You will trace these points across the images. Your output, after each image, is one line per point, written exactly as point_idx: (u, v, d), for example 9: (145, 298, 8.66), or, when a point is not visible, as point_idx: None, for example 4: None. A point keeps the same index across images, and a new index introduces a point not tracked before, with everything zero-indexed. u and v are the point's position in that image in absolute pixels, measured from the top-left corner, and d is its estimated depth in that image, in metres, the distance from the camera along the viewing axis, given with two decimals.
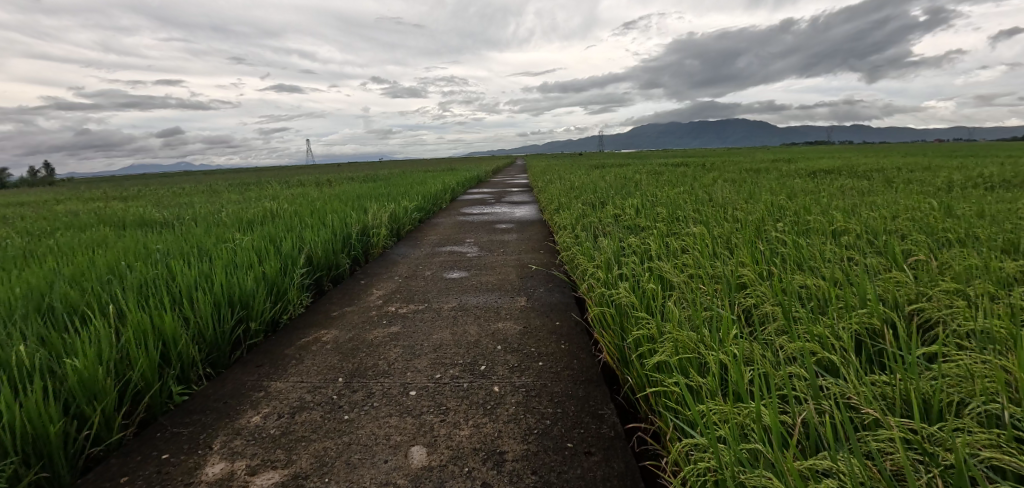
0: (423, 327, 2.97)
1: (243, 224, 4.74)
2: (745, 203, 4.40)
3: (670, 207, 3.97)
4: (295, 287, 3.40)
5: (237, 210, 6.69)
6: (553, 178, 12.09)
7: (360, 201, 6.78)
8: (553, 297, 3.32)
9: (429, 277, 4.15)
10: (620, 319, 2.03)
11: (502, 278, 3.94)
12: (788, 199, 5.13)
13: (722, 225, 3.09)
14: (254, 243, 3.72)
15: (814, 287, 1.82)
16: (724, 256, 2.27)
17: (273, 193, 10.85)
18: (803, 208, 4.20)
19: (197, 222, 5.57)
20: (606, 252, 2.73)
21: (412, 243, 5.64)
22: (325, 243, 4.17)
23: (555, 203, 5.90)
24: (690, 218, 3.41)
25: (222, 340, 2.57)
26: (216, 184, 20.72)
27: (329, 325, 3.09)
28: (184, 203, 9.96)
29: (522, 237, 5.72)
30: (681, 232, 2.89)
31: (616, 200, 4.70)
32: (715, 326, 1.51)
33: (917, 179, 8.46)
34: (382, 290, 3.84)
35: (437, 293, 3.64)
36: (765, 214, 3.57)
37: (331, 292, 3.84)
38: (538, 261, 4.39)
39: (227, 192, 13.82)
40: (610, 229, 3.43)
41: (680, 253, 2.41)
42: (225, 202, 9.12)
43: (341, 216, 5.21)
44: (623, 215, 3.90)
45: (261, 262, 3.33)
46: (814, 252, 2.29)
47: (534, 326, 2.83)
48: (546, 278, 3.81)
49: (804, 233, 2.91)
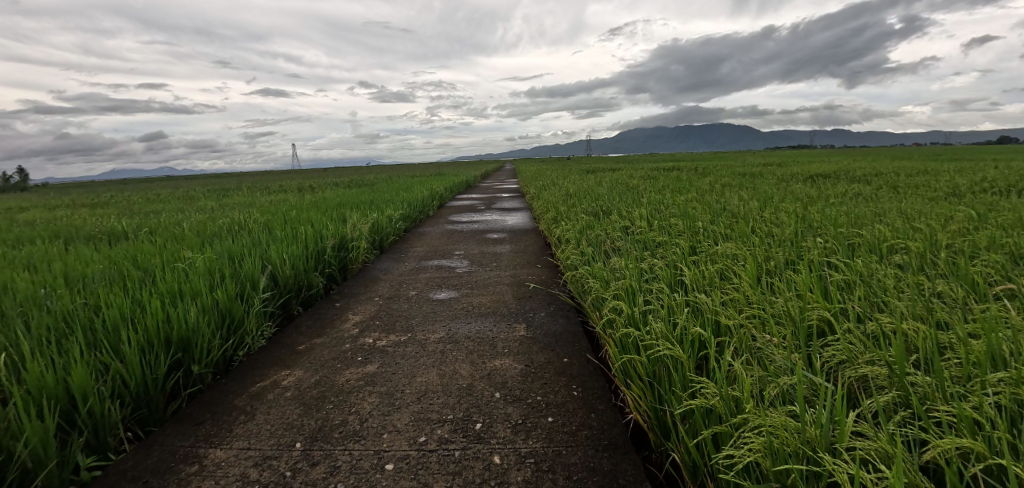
0: (405, 365, 2.50)
1: (199, 240, 4.17)
2: (764, 211, 4.00)
3: (684, 218, 3.55)
4: (255, 316, 2.91)
5: (198, 222, 6.01)
6: (545, 184, 11.66)
7: (338, 210, 6.21)
8: (558, 326, 2.86)
9: (413, 298, 3.66)
10: (656, 374, 1.60)
11: (495, 300, 3.47)
12: (804, 206, 4.75)
13: (753, 241, 2.66)
14: (207, 264, 3.21)
15: (914, 333, 1.41)
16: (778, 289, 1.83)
17: (246, 201, 10.05)
18: (828, 218, 3.81)
19: (146, 237, 4.91)
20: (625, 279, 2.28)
21: (396, 257, 5.12)
22: (294, 262, 3.66)
23: (550, 212, 5.44)
24: (713, 234, 2.98)
25: (154, 391, 2.14)
26: (190, 190, 19.80)
27: (292, 364, 2.61)
28: (144, 213, 9.08)
29: (517, 249, 5.25)
30: (711, 252, 2.45)
31: (621, 210, 4.27)
32: (809, 404, 1.08)
33: (923, 183, 8.17)
34: (360, 316, 3.35)
35: (422, 319, 3.17)
36: (794, 226, 3.16)
37: (299, 319, 3.34)
38: (536, 277, 3.94)
39: (198, 198, 13.00)
40: (621, 246, 3.00)
41: (721, 281, 1.96)
42: (187, 212, 8.33)
43: (315, 228, 4.68)
44: (632, 228, 3.46)
45: (213, 289, 2.84)
46: (885, 281, 1.87)
47: (538, 365, 2.38)
48: (548, 299, 3.35)
49: (849, 251, 2.51)
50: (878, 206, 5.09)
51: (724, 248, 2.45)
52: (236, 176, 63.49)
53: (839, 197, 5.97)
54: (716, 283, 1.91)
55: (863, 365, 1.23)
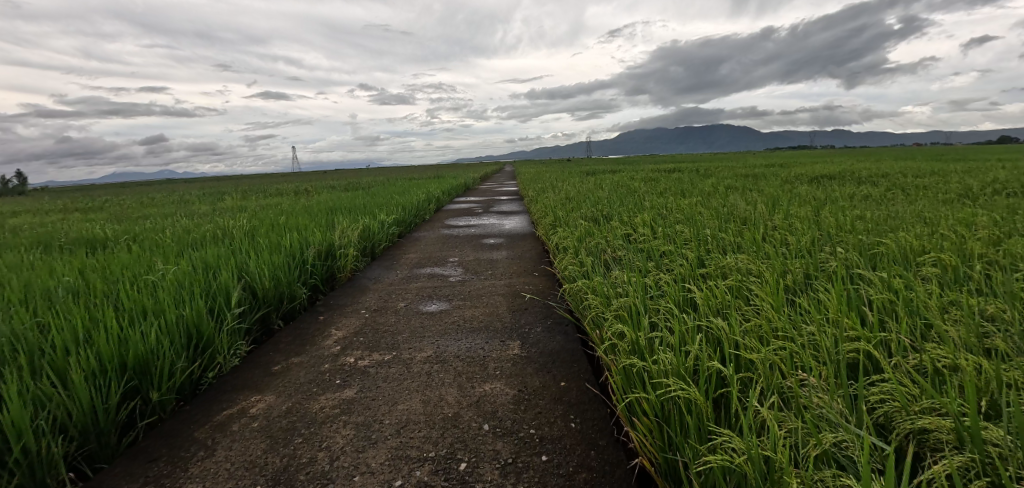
0: (387, 388, 2.28)
1: (175, 250, 3.94)
2: (773, 217, 3.79)
3: (690, 225, 3.33)
4: (227, 334, 2.69)
5: (180, 229, 5.76)
6: (544, 186, 11.44)
7: (326, 216, 5.93)
8: (554, 344, 2.64)
9: (402, 310, 3.44)
10: (665, 413, 1.38)
11: (489, 313, 3.24)
12: (813, 210, 4.54)
13: (767, 252, 2.45)
14: (178, 277, 2.99)
15: (976, 371, 1.19)
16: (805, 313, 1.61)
17: (234, 206, 9.69)
18: (843, 223, 3.57)
19: (120, 246, 4.66)
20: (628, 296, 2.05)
21: (387, 265, 4.90)
22: (274, 273, 3.44)
23: (548, 217, 5.20)
24: (723, 245, 2.75)
25: (104, 423, 1.93)
26: (184, 193, 19.57)
27: (264, 387, 2.40)
28: (125, 220, 8.70)
29: (513, 255, 5.03)
30: (722, 264, 2.22)
31: (622, 215, 4.05)
32: (863, 468, 0.87)
33: (935, 185, 7.88)
34: (343, 331, 3.12)
35: (409, 335, 2.95)
36: (809, 235, 2.93)
37: (277, 336, 3.12)
38: (532, 287, 3.73)
39: (190, 202, 12.80)
40: (623, 255, 2.78)
41: (739, 302, 1.73)
42: (172, 218, 8.06)
43: (299, 236, 4.43)
44: (634, 236, 3.22)
45: (181, 304, 2.63)
46: (925, 301, 1.65)
47: (533, 390, 2.16)
48: (544, 312, 3.13)
49: (872, 264, 2.29)
50: (892, 209, 4.83)
51: (737, 261, 2.22)
52: (235, 179, 63.13)
53: (848, 200, 5.75)
54: (734, 305, 1.68)
55: (922, 416, 1.02)
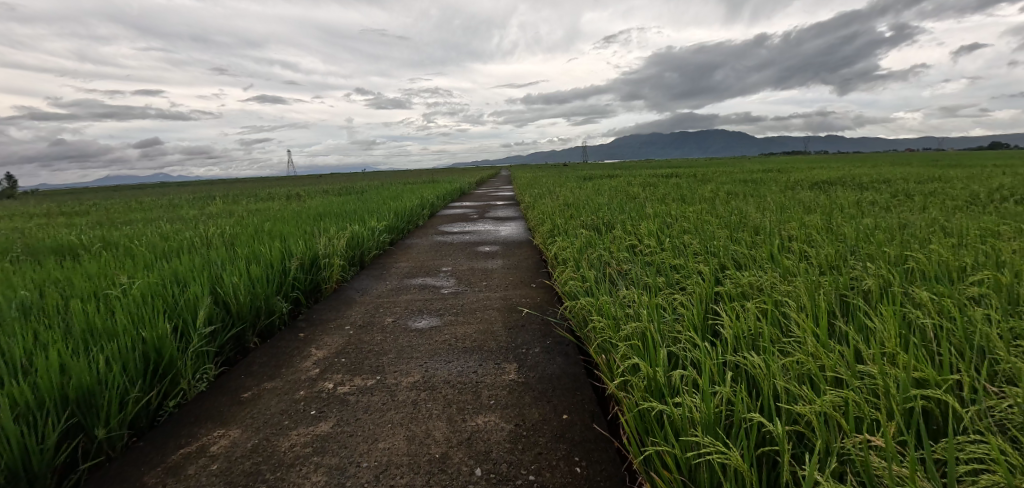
0: (369, 421, 2.03)
1: (145, 261, 3.66)
2: (785, 226, 3.57)
3: (700, 235, 3.10)
4: (192, 357, 2.45)
5: (155, 236, 5.42)
6: (542, 191, 11.16)
7: (312, 223, 5.64)
8: (555, 368, 2.39)
9: (389, 326, 3.19)
10: (693, 474, 1.15)
11: (482, 330, 2.98)
12: (826, 218, 4.32)
13: (789, 267, 2.22)
14: (141, 293, 2.73)
15: None
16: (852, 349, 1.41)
17: (216, 212, 9.24)
18: (861, 233, 3.34)
19: (86, 256, 4.33)
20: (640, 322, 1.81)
21: (376, 275, 4.64)
22: (250, 287, 3.18)
23: (545, 225, 4.95)
24: (740, 260, 2.51)
25: (36, 466, 1.67)
26: (172, 197, 19.14)
27: (230, 419, 2.14)
28: (101, 226, 8.29)
29: (509, 265, 4.79)
30: (743, 282, 1.99)
31: (626, 224, 3.82)
32: None
33: (943, 192, 7.67)
34: (324, 351, 2.85)
35: (396, 355, 2.71)
36: (831, 248, 2.69)
37: (250, 356, 2.87)
38: (529, 300, 3.50)
39: (174, 207, 12.37)
40: (630, 270, 2.55)
41: (773, 334, 1.51)
42: (150, 224, 7.64)
43: (281, 245, 4.15)
44: (641, 248, 2.97)
45: (139, 325, 2.39)
46: (987, 333, 1.43)
47: (531, 424, 1.92)
48: (542, 329, 2.90)
49: (906, 283, 2.08)
50: (906, 217, 4.62)
51: (760, 281, 1.99)
52: (229, 183, 62.55)
53: (858, 208, 5.53)
54: (767, 337, 1.46)
55: None
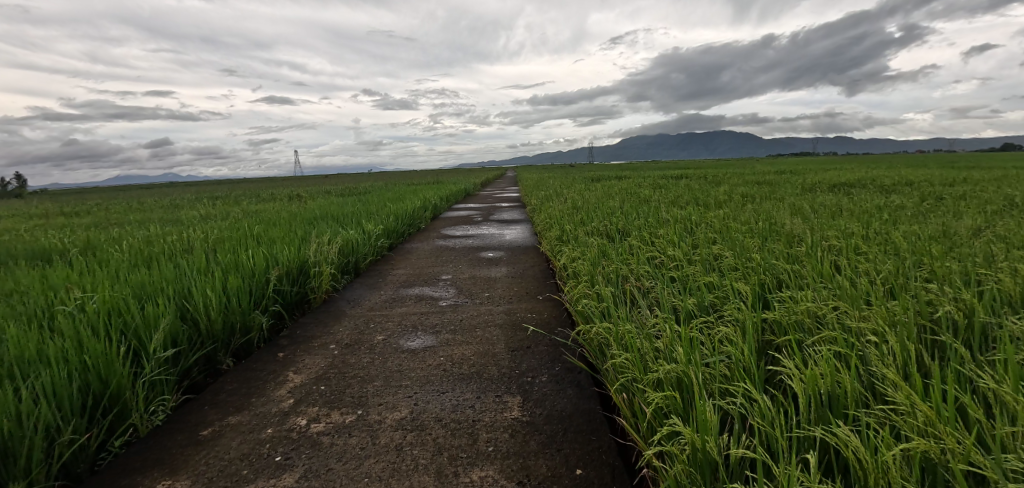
0: (344, 473, 1.68)
1: (109, 272, 3.30)
2: (824, 235, 3.18)
3: (730, 246, 2.73)
4: (147, 387, 2.14)
5: (133, 242, 5.04)
6: (548, 193, 10.74)
7: (303, 227, 5.27)
8: (565, 405, 2.05)
9: (378, 345, 2.85)
10: None
11: (482, 353, 2.63)
12: (865, 226, 3.90)
13: (851, 289, 1.84)
14: (93, 310, 2.41)
15: None
16: (971, 422, 1.06)
17: (206, 215, 8.79)
18: (908, 242, 2.97)
19: (50, 264, 3.94)
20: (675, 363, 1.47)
21: (370, 285, 4.28)
22: (223, 302, 2.85)
23: (553, 230, 4.59)
24: (783, 279, 2.14)
25: None
26: (172, 197, 18.86)
27: (181, 466, 1.82)
28: (84, 228, 7.86)
29: (514, 274, 4.44)
30: (798, 310, 1.63)
31: (644, 232, 3.45)
32: None
33: (973, 195, 7.25)
34: (302, 376, 2.51)
35: (383, 382, 2.37)
36: (888, 262, 2.32)
37: (220, 381, 2.55)
38: (535, 316, 3.15)
39: (167, 208, 11.96)
40: (654, 290, 2.19)
41: (858, 393, 1.16)
42: (133, 227, 7.19)
43: (264, 252, 3.81)
44: (662, 261, 2.61)
45: (85, 350, 2.08)
46: None
47: (536, 481, 1.57)
48: (550, 353, 2.55)
49: (998, 311, 1.70)
50: (944, 224, 4.25)
51: (820, 310, 1.63)
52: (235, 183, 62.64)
53: (894, 213, 5.09)
54: (851, 399, 1.12)
55: None
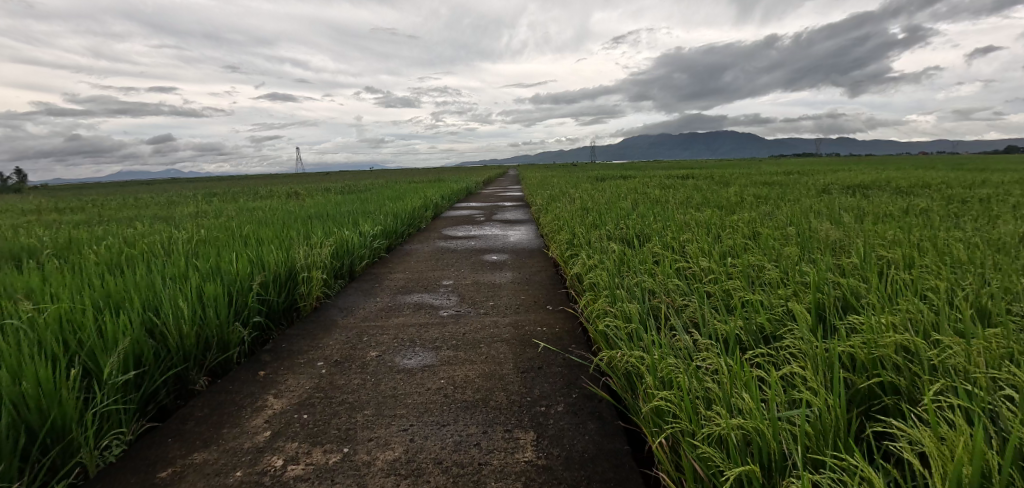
0: None
1: (75, 278, 2.99)
2: (868, 243, 2.86)
3: (769, 257, 2.41)
4: (98, 418, 1.85)
5: (111, 243, 4.70)
6: (554, 193, 10.39)
7: (294, 228, 4.93)
8: (585, 443, 1.75)
9: (371, 363, 2.55)
10: None
11: (488, 374, 2.33)
12: (906, 232, 3.58)
13: (934, 319, 1.54)
14: (43, 325, 2.11)
15: None
16: None
17: (193, 213, 8.29)
18: (967, 252, 2.65)
19: (12, 268, 3.60)
20: (740, 415, 1.18)
21: (364, 291, 3.97)
22: (195, 315, 2.54)
23: (562, 234, 4.27)
24: (844, 300, 1.84)
25: None
26: (168, 194, 18.51)
27: None
28: (65, 227, 7.47)
29: (520, 280, 4.12)
30: (883, 344, 1.34)
31: (666, 237, 3.13)
32: None
33: (1004, 198, 6.88)
34: (284, 401, 2.21)
35: (376, 410, 2.06)
36: (959, 278, 2.01)
37: (191, 405, 2.26)
38: (545, 330, 2.84)
39: (159, 206, 11.55)
40: (691, 310, 1.88)
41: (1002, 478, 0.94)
42: (115, 227, 6.79)
43: (249, 257, 3.49)
44: (694, 273, 2.30)
45: (24, 375, 1.79)
46: None
47: None
48: (565, 377, 2.24)
49: None
50: (983, 230, 3.95)
51: (908, 345, 1.35)
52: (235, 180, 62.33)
53: (927, 218, 4.76)
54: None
55: None
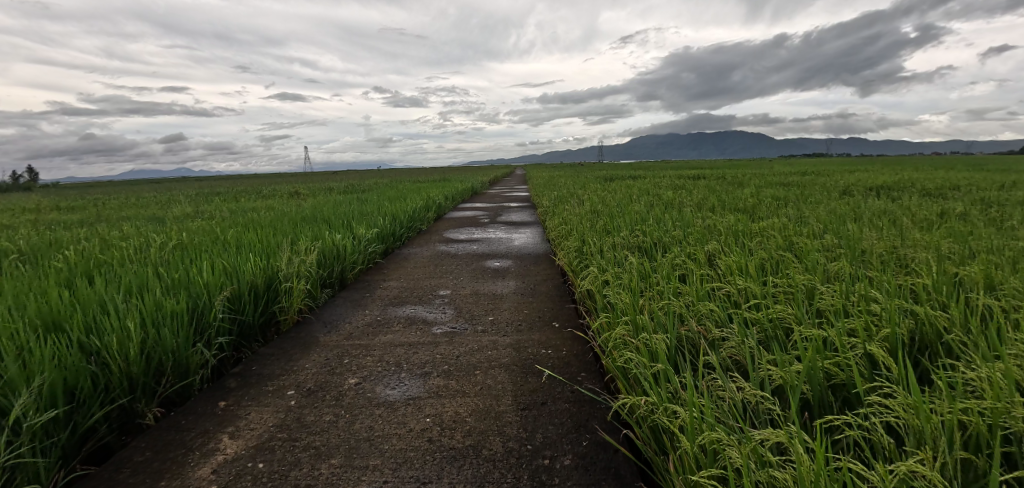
0: None
1: (20, 290, 2.65)
2: (926, 255, 2.46)
3: (817, 275, 2.03)
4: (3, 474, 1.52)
5: (84, 247, 4.34)
6: (562, 194, 9.99)
7: (282, 232, 4.58)
8: None
9: (349, 394, 2.20)
10: None
11: (483, 411, 1.97)
12: (960, 240, 3.17)
13: None
14: None
15: None
16: None
17: (184, 214, 7.87)
18: None
19: None
20: None
21: (352, 302, 3.61)
22: (145, 337, 2.20)
23: (572, 240, 3.90)
24: (929, 341, 1.47)
25: None
26: (169, 194, 18.25)
27: None
28: (44, 228, 7.06)
29: (524, 291, 3.74)
30: (1015, 416, 0.99)
31: (689, 247, 2.75)
32: None
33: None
34: (239, 443, 1.86)
35: (347, 459, 1.72)
36: None
37: (132, 445, 1.92)
38: (551, 353, 2.48)
39: (153, 206, 11.17)
40: (734, 347, 1.51)
41: None
42: (97, 229, 6.40)
43: (222, 266, 3.14)
44: (730, 295, 1.93)
45: None
46: None
47: None
48: (574, 418, 1.87)
49: None
50: None
51: None
52: (242, 179, 62.43)
53: (974, 224, 4.33)
54: None
55: None
